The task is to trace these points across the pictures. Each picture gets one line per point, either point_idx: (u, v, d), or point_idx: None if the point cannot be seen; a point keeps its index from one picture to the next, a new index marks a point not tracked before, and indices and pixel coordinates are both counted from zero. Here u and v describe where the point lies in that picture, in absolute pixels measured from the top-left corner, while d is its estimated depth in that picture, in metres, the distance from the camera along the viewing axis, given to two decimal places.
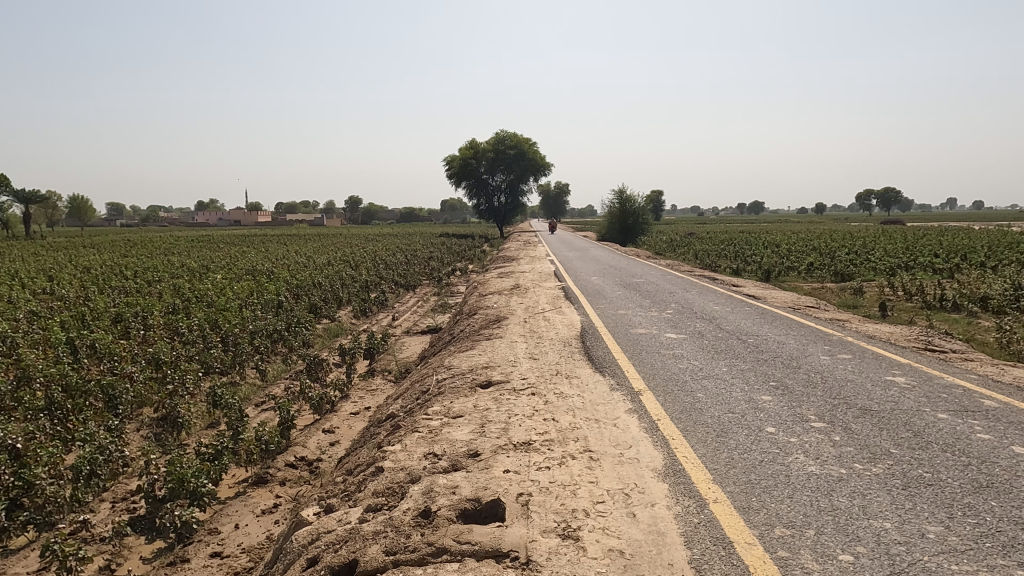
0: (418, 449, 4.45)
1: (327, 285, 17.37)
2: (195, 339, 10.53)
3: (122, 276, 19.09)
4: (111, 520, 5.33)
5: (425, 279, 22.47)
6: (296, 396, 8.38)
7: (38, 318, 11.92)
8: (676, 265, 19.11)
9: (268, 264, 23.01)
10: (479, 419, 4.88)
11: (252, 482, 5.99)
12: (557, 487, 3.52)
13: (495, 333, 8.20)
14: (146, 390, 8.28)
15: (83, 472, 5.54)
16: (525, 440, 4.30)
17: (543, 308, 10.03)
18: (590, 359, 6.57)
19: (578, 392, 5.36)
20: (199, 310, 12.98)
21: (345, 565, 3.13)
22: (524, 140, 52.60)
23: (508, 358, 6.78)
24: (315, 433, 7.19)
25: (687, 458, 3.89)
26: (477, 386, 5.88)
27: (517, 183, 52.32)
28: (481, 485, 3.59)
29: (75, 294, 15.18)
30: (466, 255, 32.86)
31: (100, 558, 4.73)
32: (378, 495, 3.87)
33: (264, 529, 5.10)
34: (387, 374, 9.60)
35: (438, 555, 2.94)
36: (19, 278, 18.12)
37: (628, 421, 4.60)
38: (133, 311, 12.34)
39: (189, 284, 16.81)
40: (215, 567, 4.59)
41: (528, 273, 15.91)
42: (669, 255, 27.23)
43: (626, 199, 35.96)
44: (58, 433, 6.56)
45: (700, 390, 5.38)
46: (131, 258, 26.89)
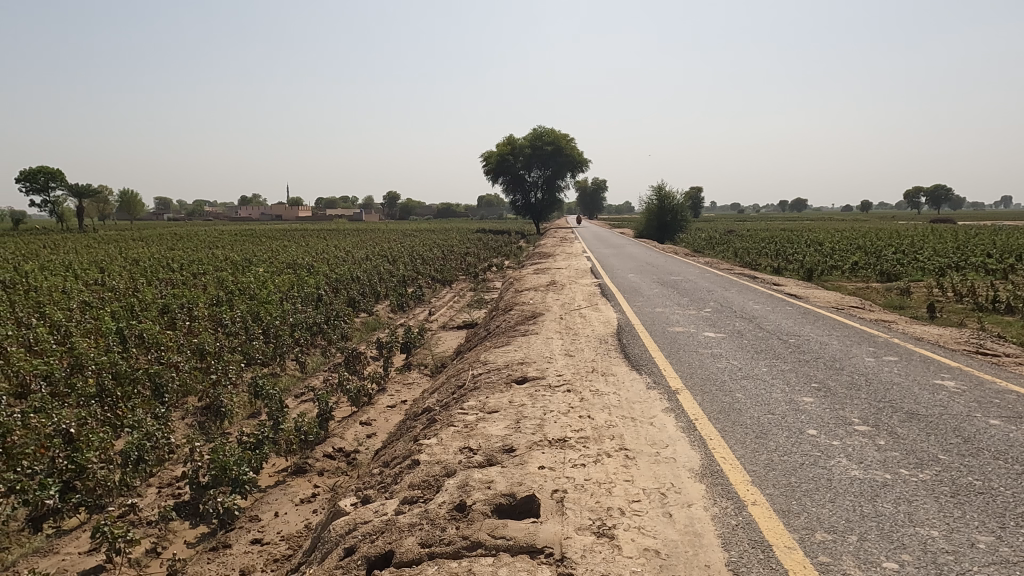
0: (453, 443, 4.48)
1: (365, 279, 17.62)
2: (238, 332, 10.83)
3: (169, 269, 19.70)
4: (157, 505, 5.51)
5: (460, 275, 22.53)
6: (334, 389, 8.54)
7: (89, 308, 12.37)
8: (715, 263, 18.84)
9: (309, 258, 23.44)
10: (514, 415, 4.89)
11: (291, 472, 6.12)
12: (591, 485, 3.50)
13: (531, 329, 8.21)
14: (191, 378, 8.50)
15: (131, 458, 5.75)
16: (560, 437, 4.29)
17: (579, 305, 10.00)
18: (627, 357, 6.51)
19: (614, 390, 5.33)
20: (242, 302, 13.32)
21: (381, 556, 3.17)
22: (561, 136, 52.46)
23: (544, 354, 6.77)
24: (352, 425, 7.30)
25: (725, 459, 3.83)
26: (513, 381, 5.90)
27: (553, 179, 52.09)
28: (515, 481, 3.60)
29: (125, 285, 15.72)
30: (501, 251, 32.89)
31: (146, 542, 4.90)
32: (413, 488, 3.91)
33: (302, 518, 5.20)
34: (423, 368, 9.69)
35: (473, 549, 2.96)
36: (72, 270, 18.78)
37: (665, 420, 4.55)
38: (178, 303, 12.71)
39: (232, 277, 17.28)
40: (255, 553, 4.70)
41: (564, 270, 15.86)
42: (709, 252, 26.80)
43: (664, 195, 35.40)
44: (108, 420, 6.79)
45: (739, 390, 5.29)
46: (178, 252, 27.78)
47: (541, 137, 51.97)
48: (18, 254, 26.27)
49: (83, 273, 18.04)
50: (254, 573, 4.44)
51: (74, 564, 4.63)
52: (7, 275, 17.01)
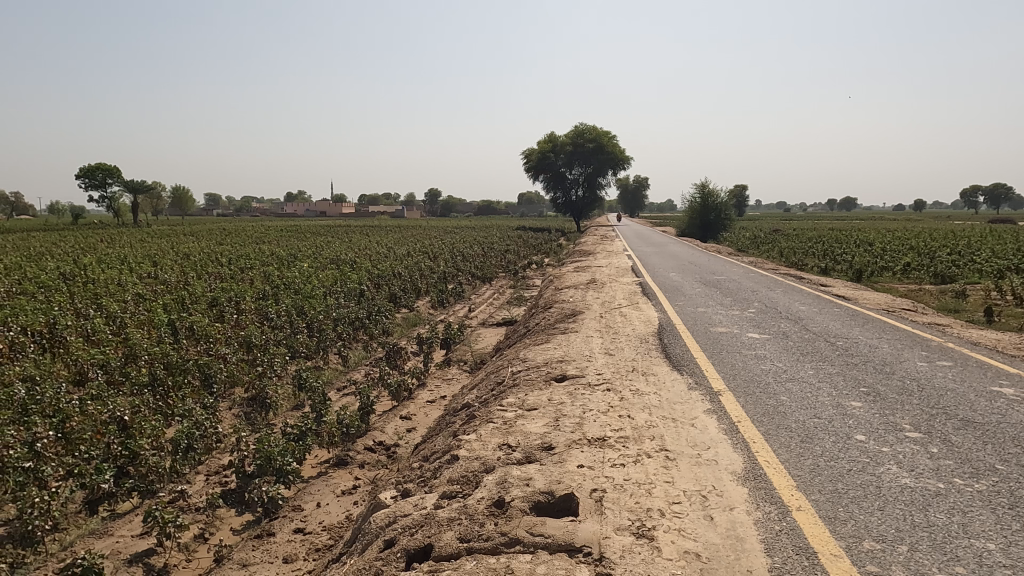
0: (492, 439, 4.50)
1: (406, 275, 17.82)
2: (283, 325, 11.08)
3: (218, 263, 20.27)
4: (205, 492, 5.68)
5: (500, 272, 22.59)
6: (375, 383, 8.66)
7: (143, 301, 12.82)
8: (760, 263, 18.46)
9: (352, 254, 23.82)
10: (553, 413, 4.87)
11: (333, 463, 6.23)
12: (631, 485, 3.47)
13: (571, 327, 8.18)
14: (238, 370, 8.73)
15: (181, 445, 5.94)
16: (599, 436, 4.26)
17: (619, 304, 9.92)
18: (668, 357, 6.44)
19: (654, 390, 5.27)
20: (287, 296, 13.63)
21: (420, 549, 3.21)
22: (603, 134, 52.04)
23: (584, 352, 6.74)
24: (393, 419, 7.40)
25: (769, 463, 3.75)
26: (552, 379, 5.89)
27: (594, 176, 51.68)
28: (554, 478, 3.59)
29: (176, 278, 16.26)
30: (541, 248, 32.84)
31: (195, 527, 5.06)
32: (453, 482, 3.94)
33: (343, 509, 5.29)
34: (462, 364, 9.76)
35: (512, 545, 2.97)
36: (127, 263, 19.49)
37: (707, 421, 4.48)
38: (226, 296, 13.07)
39: (277, 271, 17.69)
40: (298, 542, 4.81)
41: (604, 268, 15.73)
42: (753, 252, 26.26)
43: (708, 193, 34.84)
44: (159, 408, 7.03)
45: (783, 393, 5.17)
46: (226, 246, 28.59)
47: (582, 134, 51.63)
48: (78, 248, 27.44)
49: (137, 267, 18.69)
50: (297, 561, 4.54)
51: (127, 546, 4.80)
52: (67, 267, 17.77)
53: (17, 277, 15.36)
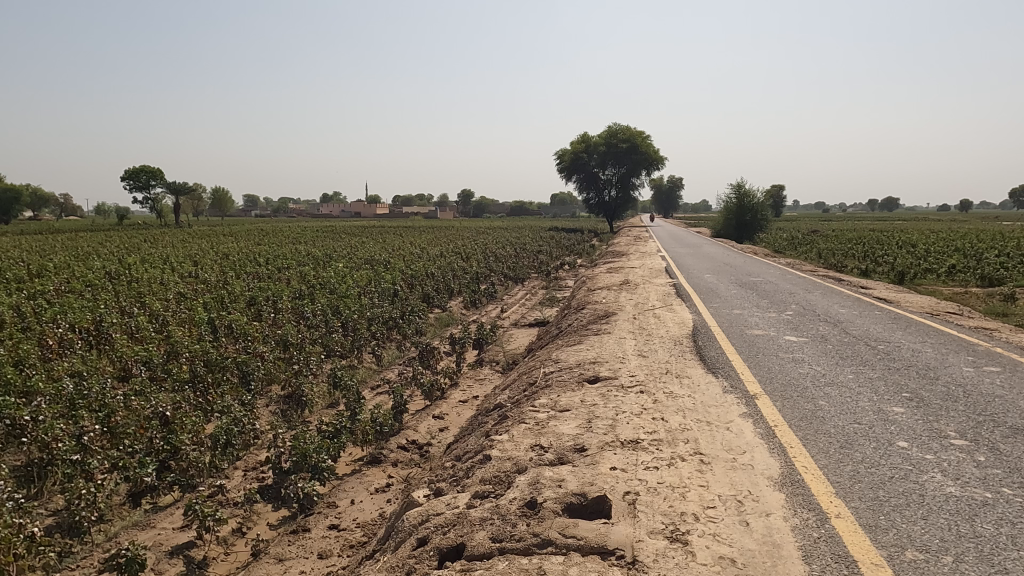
0: (525, 440, 4.51)
1: (439, 275, 17.95)
2: (319, 325, 11.27)
3: (257, 263, 20.72)
4: (243, 486, 5.80)
5: (533, 273, 22.58)
6: (409, 383, 8.74)
7: (184, 299, 13.16)
8: (797, 265, 18.11)
9: (386, 254, 24.08)
10: (586, 414, 4.86)
11: (367, 461, 6.31)
12: (665, 489, 3.44)
13: (604, 328, 8.14)
14: (275, 368, 8.90)
15: (220, 441, 6.08)
16: (632, 438, 4.23)
17: (652, 305, 9.83)
18: (702, 360, 6.35)
19: (689, 393, 5.22)
20: (322, 296, 13.85)
21: (453, 548, 3.23)
22: (637, 134, 51.64)
23: (616, 354, 6.70)
24: (426, 419, 7.46)
25: (807, 469, 3.68)
26: (584, 381, 5.87)
27: (627, 176, 51.26)
28: (587, 480, 3.58)
29: (216, 278, 16.67)
30: (573, 249, 32.75)
31: (233, 521, 5.18)
32: (485, 482, 3.95)
33: (377, 507, 5.35)
34: (494, 364, 9.79)
35: (544, 546, 2.97)
36: (170, 262, 20.04)
37: (742, 425, 4.42)
38: (264, 296, 13.34)
39: (313, 271, 17.99)
40: (332, 538, 4.87)
41: (638, 269, 15.61)
42: (790, 253, 25.77)
43: (744, 193, 34.29)
44: (199, 404, 7.20)
45: (822, 397, 5.07)
46: (263, 247, 29.24)
47: (616, 135, 51.33)
48: (124, 247, 28.37)
49: (179, 266, 19.20)
50: (331, 557, 4.60)
51: (168, 538, 4.93)
52: (113, 266, 18.35)
53: (67, 276, 15.92)
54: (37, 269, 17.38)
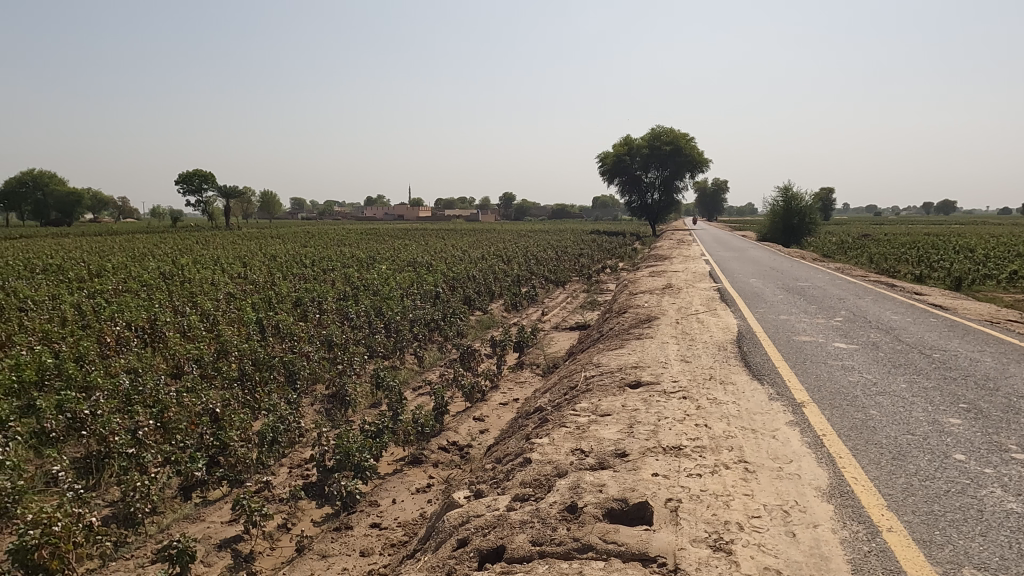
0: (565, 444, 4.49)
1: (480, 278, 18.04)
2: (362, 326, 11.45)
3: (303, 264, 21.19)
4: (288, 483, 5.93)
5: (574, 276, 22.49)
6: (450, 384, 8.80)
7: (234, 299, 13.55)
8: (847, 269, 17.59)
9: (428, 257, 24.32)
10: (627, 419, 4.81)
11: (408, 461, 6.38)
12: (708, 496, 3.38)
13: (646, 333, 8.05)
14: (320, 368, 9.08)
15: (266, 438, 6.24)
16: (675, 445, 4.18)
17: (696, 310, 9.68)
18: (747, 366, 6.23)
19: (733, 400, 5.12)
20: (366, 297, 14.08)
21: (493, 550, 3.24)
22: (681, 136, 50.97)
23: (659, 359, 6.62)
24: (466, 420, 7.50)
25: (857, 480, 3.57)
26: (626, 385, 5.82)
27: (670, 179, 50.61)
28: (628, 486, 3.54)
29: (264, 279, 17.10)
30: (615, 253, 32.49)
31: (279, 517, 5.30)
32: (526, 485, 3.95)
33: (418, 507, 5.40)
34: (535, 367, 9.79)
35: (584, 551, 2.95)
36: (221, 263, 20.68)
37: (789, 434, 4.31)
38: (310, 297, 13.64)
39: (357, 273, 18.30)
40: (374, 536, 4.94)
41: (681, 273, 15.41)
42: (840, 258, 25.05)
43: (791, 196, 33.48)
44: (247, 402, 7.40)
45: (873, 407, 4.91)
46: (310, 248, 29.91)
47: (659, 137, 50.77)
48: (178, 248, 29.35)
49: (230, 267, 19.78)
50: (373, 555, 4.67)
51: (217, 531, 5.08)
52: (166, 266, 19.01)
53: (124, 276, 16.57)
54: (97, 268, 18.12)
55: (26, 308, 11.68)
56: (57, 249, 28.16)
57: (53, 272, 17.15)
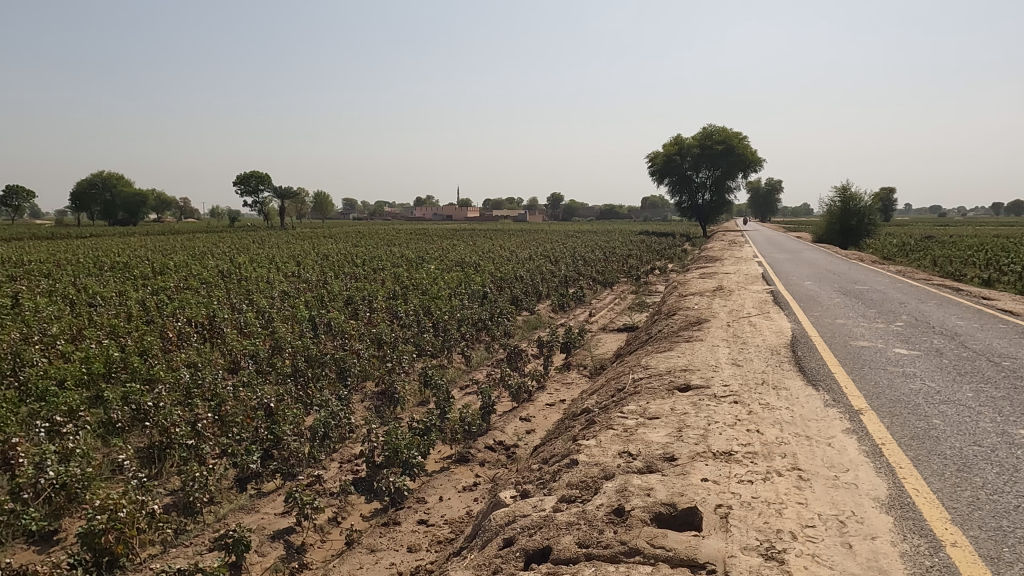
0: (612, 446, 4.45)
1: (527, 278, 18.05)
2: (411, 325, 11.62)
3: (355, 264, 21.64)
4: (339, 477, 6.06)
5: (622, 277, 22.30)
6: (497, 384, 8.84)
7: (288, 297, 13.94)
8: (910, 272, 16.89)
9: (476, 257, 24.51)
10: (676, 423, 4.74)
11: (455, 460, 6.44)
12: (759, 504, 3.30)
13: (696, 335, 7.91)
14: (370, 365, 9.24)
15: (319, 433, 6.39)
16: (725, 450, 4.09)
17: (748, 313, 9.47)
18: (801, 371, 6.06)
19: (786, 405, 4.99)
20: (415, 296, 14.27)
21: (539, 551, 3.23)
22: (733, 135, 49.92)
23: (709, 362, 6.50)
24: (513, 420, 7.52)
25: (918, 492, 3.43)
26: (675, 389, 5.73)
27: (722, 179, 49.55)
28: (677, 491, 3.49)
29: (316, 278, 17.51)
30: (664, 254, 32.04)
31: (329, 510, 5.42)
32: (572, 487, 3.94)
33: (464, 505, 5.44)
34: (582, 368, 9.74)
35: (631, 555, 2.93)
36: (277, 262, 21.29)
37: (846, 442, 4.17)
38: (361, 295, 13.90)
39: (407, 272, 18.58)
40: (421, 533, 5.00)
41: (732, 275, 15.09)
42: (902, 261, 24.08)
43: (849, 197, 32.35)
44: (300, 397, 7.59)
45: (936, 416, 4.71)
46: (361, 248, 30.59)
47: (711, 137, 49.91)
48: (236, 247, 30.34)
49: (284, 266, 20.35)
50: (419, 551, 4.73)
51: (270, 522, 5.23)
52: (225, 265, 19.69)
53: (185, 273, 17.23)
54: (160, 266, 18.88)
55: (95, 303, 12.28)
56: (124, 248, 29.53)
57: (120, 269, 17.95)
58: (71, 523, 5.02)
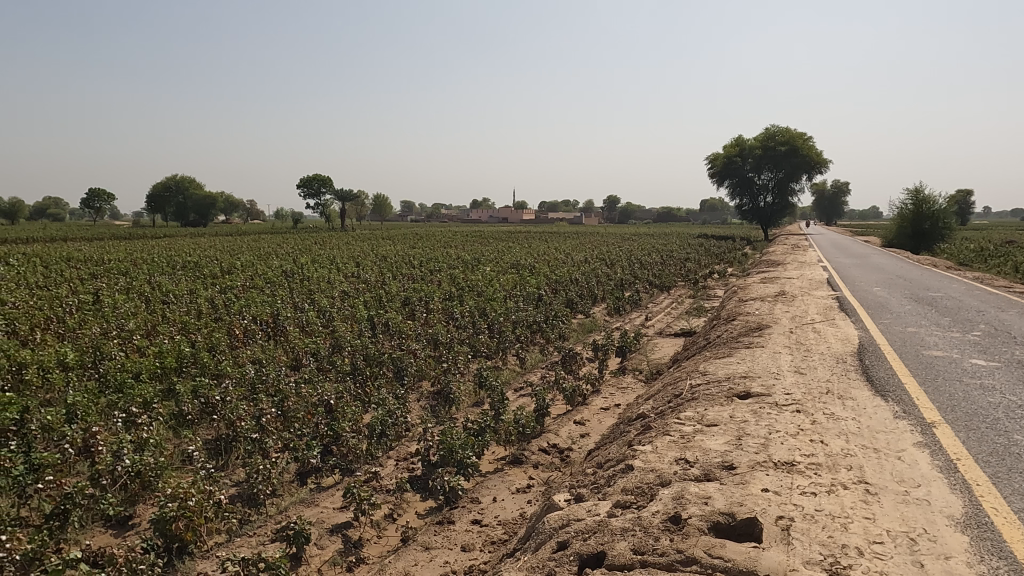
0: (669, 453, 4.38)
1: (582, 281, 17.94)
2: (467, 326, 11.73)
3: (413, 265, 22.03)
4: (395, 475, 6.16)
5: (680, 281, 21.91)
6: (551, 386, 8.82)
7: (348, 297, 14.29)
8: (989, 279, 15.98)
9: (531, 259, 24.57)
10: (735, 431, 4.63)
11: (508, 461, 6.47)
12: (823, 517, 3.19)
13: (757, 342, 7.70)
14: (426, 365, 9.36)
15: (376, 431, 6.52)
16: (787, 460, 3.97)
17: (813, 319, 9.15)
18: (869, 381, 5.81)
19: (852, 416, 4.80)
20: (470, 297, 14.41)
21: (594, 555, 3.21)
22: (798, 135, 48.35)
23: (770, 369, 6.32)
24: (567, 424, 7.49)
25: (998, 511, 3.24)
26: (734, 396, 5.59)
27: (786, 181, 48.08)
28: (735, 500, 3.41)
29: (375, 278, 17.88)
30: (723, 258, 31.31)
31: (386, 506, 5.53)
32: (627, 492, 3.90)
33: (518, 507, 5.45)
34: (638, 373, 9.62)
35: (687, 564, 2.88)
36: (338, 263, 21.86)
37: (917, 456, 3.99)
38: (418, 296, 14.12)
39: (463, 274, 18.78)
40: (475, 533, 5.04)
41: (796, 280, 14.62)
42: (981, 267, 22.82)
43: (923, 199, 30.84)
44: (359, 395, 7.77)
45: (1018, 432, 4.44)
46: (419, 250, 31.09)
47: (774, 138, 48.58)
48: (299, 248, 31.30)
49: (345, 266, 20.85)
50: (473, 551, 4.76)
51: (329, 517, 5.36)
52: (289, 265, 20.33)
53: (251, 273, 17.88)
54: (228, 266, 19.65)
55: (168, 301, 12.88)
56: (195, 248, 30.94)
57: (191, 269, 18.77)
58: (144, 510, 5.28)
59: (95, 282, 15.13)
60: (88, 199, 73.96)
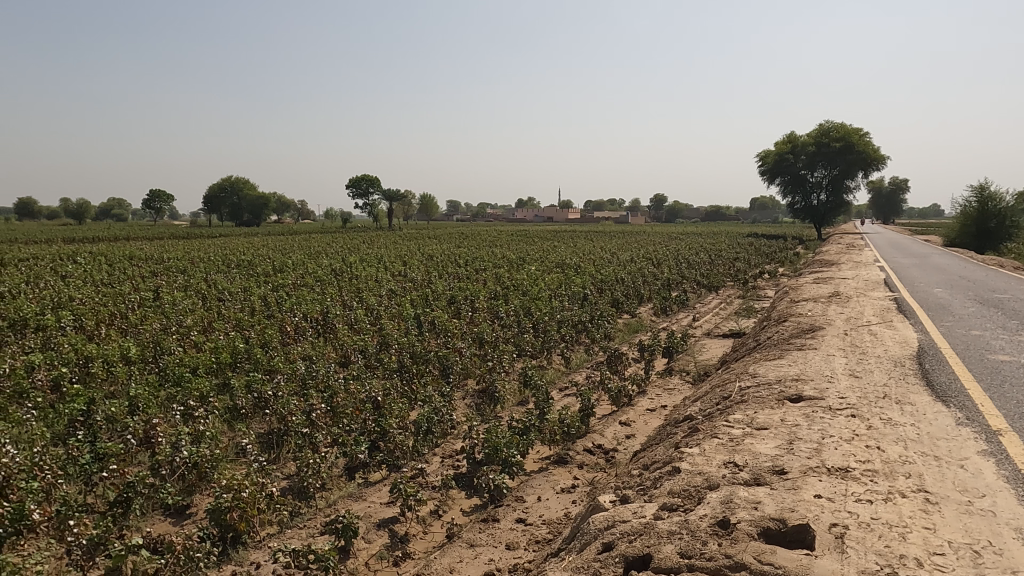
0: (717, 456, 4.30)
1: (629, 281, 17.77)
2: (512, 326, 11.75)
3: (459, 264, 22.20)
4: (440, 472, 6.22)
5: (729, 281, 21.47)
6: (596, 386, 8.76)
7: (395, 295, 14.49)
8: None
9: (577, 259, 24.44)
10: (787, 435, 4.51)
11: (553, 461, 6.46)
12: (879, 526, 3.08)
13: (809, 344, 7.48)
14: (471, 364, 9.41)
15: (422, 428, 6.60)
16: (842, 466, 3.85)
17: (868, 321, 8.84)
18: (929, 386, 5.59)
19: (911, 422, 4.62)
20: (515, 297, 14.44)
21: (640, 558, 3.18)
22: (854, 131, 46.79)
23: (823, 372, 6.14)
24: (612, 424, 7.43)
25: None
26: (786, 399, 5.45)
27: (840, 179, 46.63)
28: (786, 506, 3.32)
29: (422, 277, 18.07)
30: (774, 257, 30.56)
31: (431, 503, 5.59)
32: (674, 495, 3.85)
33: (562, 506, 5.44)
34: (684, 374, 9.48)
35: (736, 569, 2.82)
36: (386, 262, 22.20)
37: (981, 465, 3.81)
38: (463, 295, 14.21)
39: (508, 273, 18.83)
40: (519, 531, 5.06)
41: (851, 280, 14.15)
42: None
43: (988, 197, 29.52)
44: (406, 392, 7.87)
45: None
46: (465, 249, 31.31)
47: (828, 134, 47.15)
48: (348, 248, 31.91)
49: (392, 266, 21.14)
50: (517, 550, 4.77)
51: (376, 511, 5.45)
52: (338, 265, 20.72)
53: (302, 271, 18.32)
54: (280, 264, 20.18)
55: (223, 298, 13.29)
56: (250, 247, 31.89)
57: (245, 267, 19.34)
58: (201, 499, 5.45)
59: (155, 280, 15.74)
60: (150, 199, 77.04)
